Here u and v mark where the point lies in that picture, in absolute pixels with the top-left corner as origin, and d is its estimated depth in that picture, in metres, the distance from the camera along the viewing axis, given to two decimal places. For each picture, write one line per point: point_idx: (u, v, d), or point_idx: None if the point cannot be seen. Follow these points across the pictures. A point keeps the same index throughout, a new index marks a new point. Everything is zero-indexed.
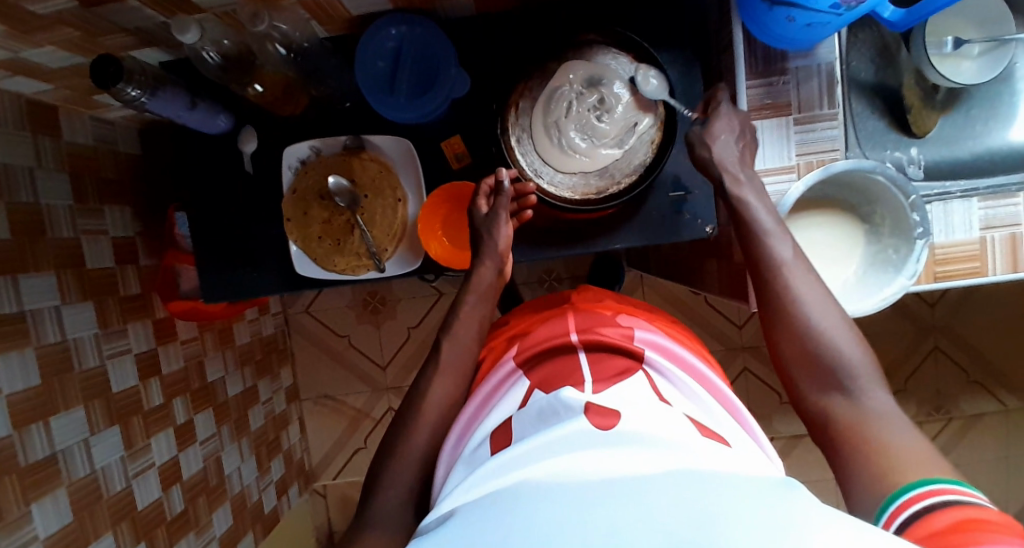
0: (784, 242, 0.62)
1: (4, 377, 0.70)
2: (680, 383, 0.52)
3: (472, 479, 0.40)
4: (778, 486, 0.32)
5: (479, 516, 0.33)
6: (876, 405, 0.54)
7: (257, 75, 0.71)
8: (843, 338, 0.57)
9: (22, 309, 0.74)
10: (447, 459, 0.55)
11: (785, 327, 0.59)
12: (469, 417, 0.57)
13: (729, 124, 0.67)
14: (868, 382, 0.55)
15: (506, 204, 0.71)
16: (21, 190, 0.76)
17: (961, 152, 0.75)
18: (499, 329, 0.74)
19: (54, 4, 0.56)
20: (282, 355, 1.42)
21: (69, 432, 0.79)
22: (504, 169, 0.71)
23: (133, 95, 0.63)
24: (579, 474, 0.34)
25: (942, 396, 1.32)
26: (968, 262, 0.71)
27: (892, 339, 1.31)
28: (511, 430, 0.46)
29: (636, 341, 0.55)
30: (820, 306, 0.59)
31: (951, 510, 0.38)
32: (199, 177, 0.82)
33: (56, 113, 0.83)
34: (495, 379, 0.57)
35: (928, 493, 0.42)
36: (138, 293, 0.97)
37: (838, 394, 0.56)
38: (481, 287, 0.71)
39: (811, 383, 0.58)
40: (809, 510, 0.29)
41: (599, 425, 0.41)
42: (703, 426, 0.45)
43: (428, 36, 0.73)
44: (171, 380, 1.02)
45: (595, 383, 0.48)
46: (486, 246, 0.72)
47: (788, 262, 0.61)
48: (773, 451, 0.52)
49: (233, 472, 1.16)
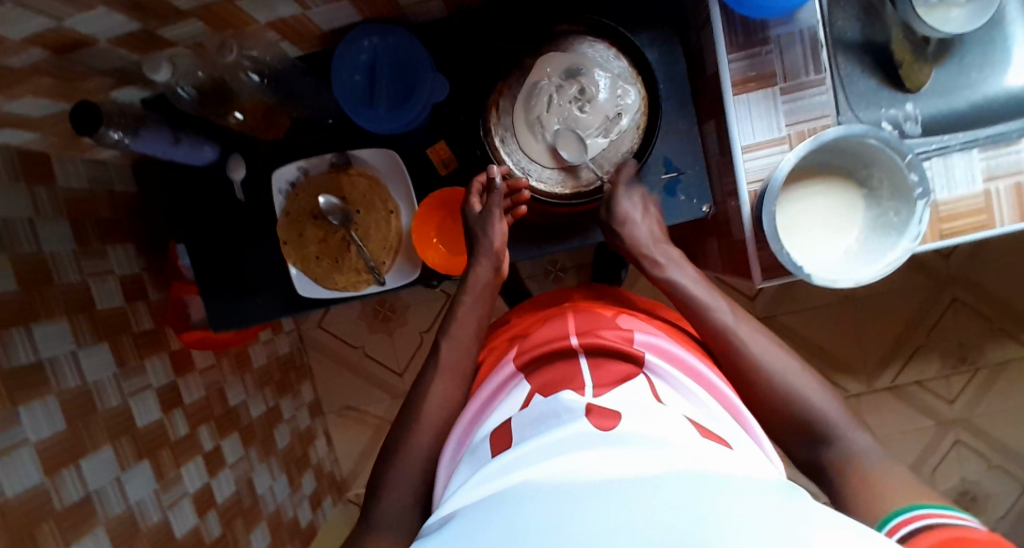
0: (724, 307, 0.64)
1: (28, 425, 0.72)
2: (682, 389, 0.51)
3: (474, 481, 0.40)
4: (777, 490, 0.32)
5: (476, 518, 0.33)
6: (861, 449, 0.52)
7: (236, 104, 0.72)
8: (808, 386, 0.57)
9: (38, 358, 0.76)
10: (450, 459, 0.55)
11: (753, 390, 0.58)
12: (471, 417, 0.57)
13: (633, 202, 0.71)
14: (847, 426, 0.54)
15: (499, 201, 0.71)
16: (23, 240, 0.77)
17: (959, 103, 0.73)
18: (499, 328, 0.73)
19: (29, 56, 0.56)
20: (301, 372, 1.44)
21: (100, 472, 0.81)
22: (495, 166, 0.72)
23: (116, 137, 0.64)
24: (576, 474, 0.34)
25: (966, 346, 1.29)
26: (973, 216, 0.70)
27: (908, 295, 1.29)
28: (511, 432, 0.46)
29: (635, 343, 0.54)
30: (777, 358, 0.59)
31: (935, 531, 0.37)
32: (194, 209, 0.83)
33: (48, 161, 0.83)
34: (497, 380, 0.58)
35: (916, 517, 0.40)
36: (150, 328, 0.99)
37: (822, 446, 0.54)
38: (478, 288, 0.71)
39: (796, 443, 0.57)
40: (811, 513, 0.29)
41: (600, 426, 0.40)
42: (703, 427, 0.44)
43: (402, 45, 0.74)
44: (194, 409, 1.04)
45: (596, 387, 0.48)
46: (482, 245, 0.72)
47: (734, 324, 0.62)
48: (776, 455, 0.52)
49: (266, 491, 1.19)
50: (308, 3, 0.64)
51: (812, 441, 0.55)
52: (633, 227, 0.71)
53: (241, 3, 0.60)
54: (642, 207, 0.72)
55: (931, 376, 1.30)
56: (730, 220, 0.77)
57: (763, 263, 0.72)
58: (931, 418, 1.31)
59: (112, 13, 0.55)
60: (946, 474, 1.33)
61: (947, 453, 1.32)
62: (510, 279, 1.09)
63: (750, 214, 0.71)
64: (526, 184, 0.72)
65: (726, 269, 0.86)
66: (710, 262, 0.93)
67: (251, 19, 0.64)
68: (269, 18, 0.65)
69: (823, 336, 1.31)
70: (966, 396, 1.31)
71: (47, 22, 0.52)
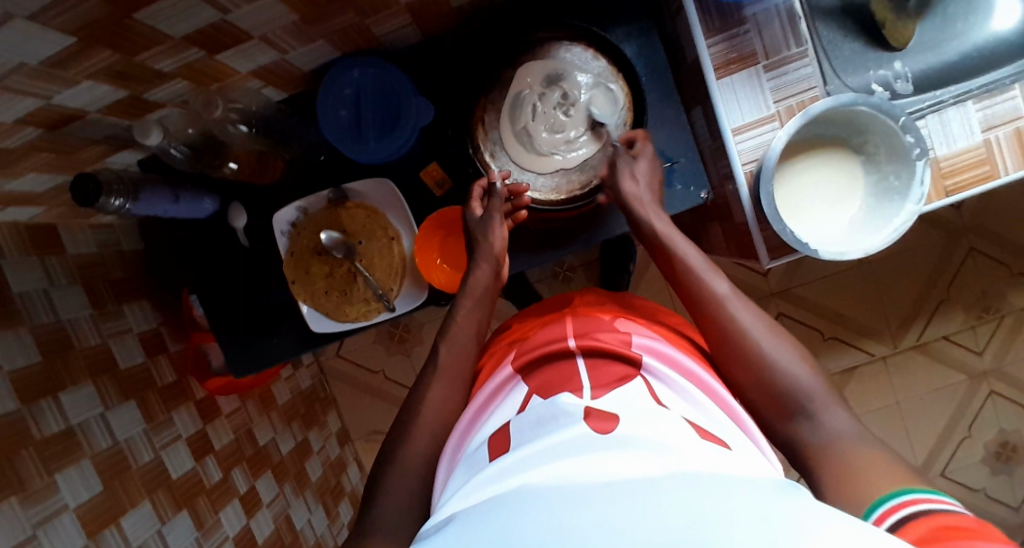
0: (720, 279, 0.62)
1: (67, 491, 0.74)
2: (682, 391, 0.51)
3: (473, 485, 0.41)
4: (771, 488, 0.33)
5: (476, 522, 0.34)
6: (840, 429, 0.51)
7: (230, 154, 0.72)
8: (788, 358, 0.56)
9: (69, 424, 0.77)
10: (448, 463, 0.55)
11: (739, 362, 0.58)
12: (468, 420, 0.57)
13: (640, 168, 0.69)
14: (827, 403, 0.53)
15: (499, 205, 0.71)
16: (41, 311, 0.78)
17: (947, 55, 0.72)
18: (499, 334, 0.73)
19: (23, 136, 0.58)
20: (325, 403, 1.45)
21: (141, 527, 0.82)
22: (495, 172, 0.72)
23: (118, 205, 0.64)
24: (576, 478, 0.35)
25: (988, 295, 1.27)
26: (976, 167, 0.70)
27: (923, 251, 1.27)
28: (509, 435, 0.47)
29: (633, 346, 0.54)
30: (765, 334, 0.57)
31: (930, 519, 0.36)
32: (201, 259, 0.84)
33: (56, 231, 0.84)
34: (493, 384, 0.57)
35: (905, 503, 0.40)
36: (173, 380, 1.00)
37: (800, 420, 0.53)
38: (476, 291, 0.70)
39: (772, 412, 0.55)
40: (807, 509, 0.30)
41: (598, 429, 0.41)
42: (702, 429, 0.44)
43: (382, 74, 0.74)
44: (225, 453, 1.05)
45: (593, 389, 0.48)
46: (482, 249, 0.71)
47: (730, 297, 0.61)
48: (775, 456, 0.51)
49: (305, 525, 1.20)
50: (285, 47, 0.65)
51: (788, 414, 0.54)
52: (633, 189, 0.68)
53: (220, 56, 0.61)
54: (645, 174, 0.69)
55: (956, 329, 1.28)
56: (730, 204, 0.77)
57: (768, 244, 0.71)
58: (961, 372, 1.29)
59: (96, 84, 0.56)
60: (983, 427, 1.30)
61: (982, 405, 1.30)
62: (518, 286, 1.09)
63: (749, 195, 0.70)
64: (527, 188, 0.73)
65: (732, 251, 0.85)
66: (716, 245, 0.92)
67: (231, 69, 0.65)
68: (251, 68, 0.66)
69: (843, 302, 1.29)
70: (995, 346, 1.28)
71: (34, 101, 0.53)
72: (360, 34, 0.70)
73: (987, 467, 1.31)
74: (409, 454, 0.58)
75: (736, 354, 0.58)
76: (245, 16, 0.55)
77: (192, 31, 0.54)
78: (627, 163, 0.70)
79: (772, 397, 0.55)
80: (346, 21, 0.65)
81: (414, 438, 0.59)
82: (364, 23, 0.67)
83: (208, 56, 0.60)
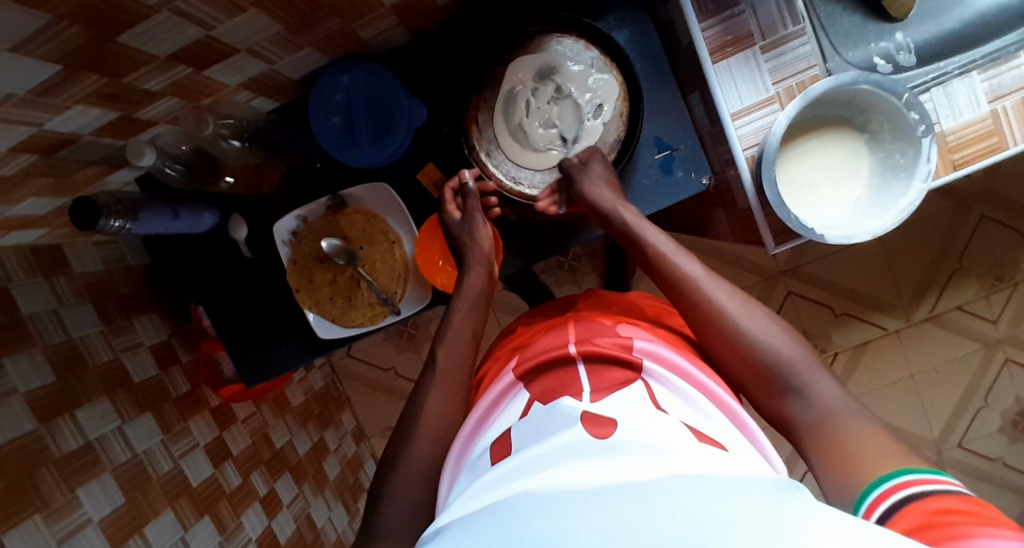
0: (692, 261, 0.62)
1: (90, 505, 0.75)
2: (681, 393, 0.50)
3: (474, 490, 0.41)
4: (774, 489, 0.33)
5: (474, 528, 0.34)
6: (829, 401, 0.51)
7: (224, 168, 0.73)
8: (764, 329, 0.55)
9: (87, 440, 0.79)
10: (453, 468, 0.55)
11: (720, 342, 0.57)
12: (470, 427, 0.56)
13: (593, 179, 0.69)
14: (812, 374, 0.53)
15: (476, 205, 0.73)
16: (53, 331, 0.79)
17: (950, 23, 0.68)
18: (503, 338, 0.72)
19: (19, 163, 0.58)
20: (339, 403, 1.46)
21: (164, 535, 0.84)
22: (466, 171, 0.73)
23: (118, 226, 0.63)
24: (575, 483, 0.35)
25: (1002, 263, 1.25)
26: (984, 139, 0.68)
27: (933, 221, 1.25)
28: (511, 440, 0.47)
29: (633, 350, 0.54)
30: (743, 313, 0.57)
31: (942, 498, 0.37)
32: (207, 271, 0.85)
33: (61, 251, 0.84)
34: (494, 391, 0.57)
35: (918, 480, 0.40)
36: (187, 390, 1.01)
37: (789, 396, 0.53)
38: (472, 294, 0.70)
39: (760, 390, 0.55)
40: (811, 509, 0.30)
41: (596, 434, 0.41)
42: (700, 432, 0.44)
43: (372, 78, 0.73)
44: (243, 458, 1.06)
45: (593, 392, 0.48)
46: (471, 253, 0.72)
47: (702, 279, 0.60)
48: (779, 460, 0.50)
49: (326, 523, 1.22)
50: (273, 57, 0.65)
51: (775, 391, 0.54)
52: (596, 188, 0.68)
53: (208, 71, 0.60)
54: (605, 178, 0.70)
55: (969, 299, 1.26)
56: (731, 188, 0.76)
57: (773, 229, 0.70)
58: (976, 341, 1.27)
59: (87, 108, 0.56)
60: (1000, 395, 1.29)
61: (998, 374, 1.28)
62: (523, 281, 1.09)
63: (751, 180, 0.69)
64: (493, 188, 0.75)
65: (736, 236, 0.84)
66: (719, 229, 0.91)
67: (221, 83, 0.64)
68: (239, 80, 0.66)
69: (853, 278, 1.28)
70: (1010, 314, 1.26)
71: (26, 129, 0.53)
72: (347, 37, 0.69)
73: (1005, 435, 1.30)
74: (420, 460, 0.58)
75: (717, 335, 0.57)
76: (228, 31, 0.55)
77: (177, 49, 0.54)
78: (580, 173, 0.70)
79: (753, 374, 0.55)
80: (332, 27, 0.64)
81: (424, 443, 0.59)
82: (350, 27, 0.66)
83: (195, 72, 0.59)
